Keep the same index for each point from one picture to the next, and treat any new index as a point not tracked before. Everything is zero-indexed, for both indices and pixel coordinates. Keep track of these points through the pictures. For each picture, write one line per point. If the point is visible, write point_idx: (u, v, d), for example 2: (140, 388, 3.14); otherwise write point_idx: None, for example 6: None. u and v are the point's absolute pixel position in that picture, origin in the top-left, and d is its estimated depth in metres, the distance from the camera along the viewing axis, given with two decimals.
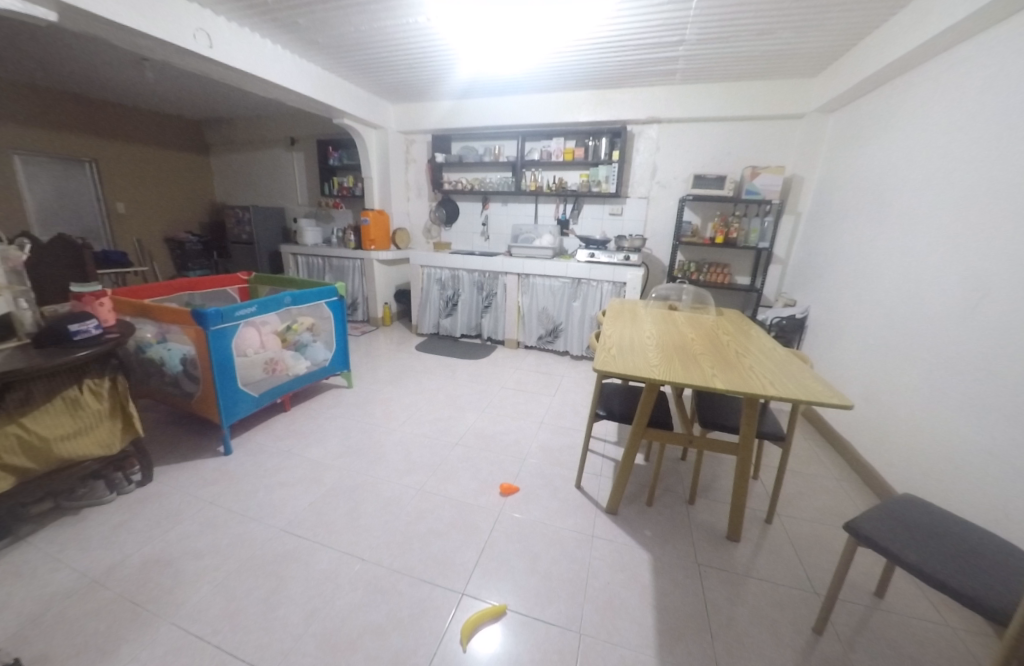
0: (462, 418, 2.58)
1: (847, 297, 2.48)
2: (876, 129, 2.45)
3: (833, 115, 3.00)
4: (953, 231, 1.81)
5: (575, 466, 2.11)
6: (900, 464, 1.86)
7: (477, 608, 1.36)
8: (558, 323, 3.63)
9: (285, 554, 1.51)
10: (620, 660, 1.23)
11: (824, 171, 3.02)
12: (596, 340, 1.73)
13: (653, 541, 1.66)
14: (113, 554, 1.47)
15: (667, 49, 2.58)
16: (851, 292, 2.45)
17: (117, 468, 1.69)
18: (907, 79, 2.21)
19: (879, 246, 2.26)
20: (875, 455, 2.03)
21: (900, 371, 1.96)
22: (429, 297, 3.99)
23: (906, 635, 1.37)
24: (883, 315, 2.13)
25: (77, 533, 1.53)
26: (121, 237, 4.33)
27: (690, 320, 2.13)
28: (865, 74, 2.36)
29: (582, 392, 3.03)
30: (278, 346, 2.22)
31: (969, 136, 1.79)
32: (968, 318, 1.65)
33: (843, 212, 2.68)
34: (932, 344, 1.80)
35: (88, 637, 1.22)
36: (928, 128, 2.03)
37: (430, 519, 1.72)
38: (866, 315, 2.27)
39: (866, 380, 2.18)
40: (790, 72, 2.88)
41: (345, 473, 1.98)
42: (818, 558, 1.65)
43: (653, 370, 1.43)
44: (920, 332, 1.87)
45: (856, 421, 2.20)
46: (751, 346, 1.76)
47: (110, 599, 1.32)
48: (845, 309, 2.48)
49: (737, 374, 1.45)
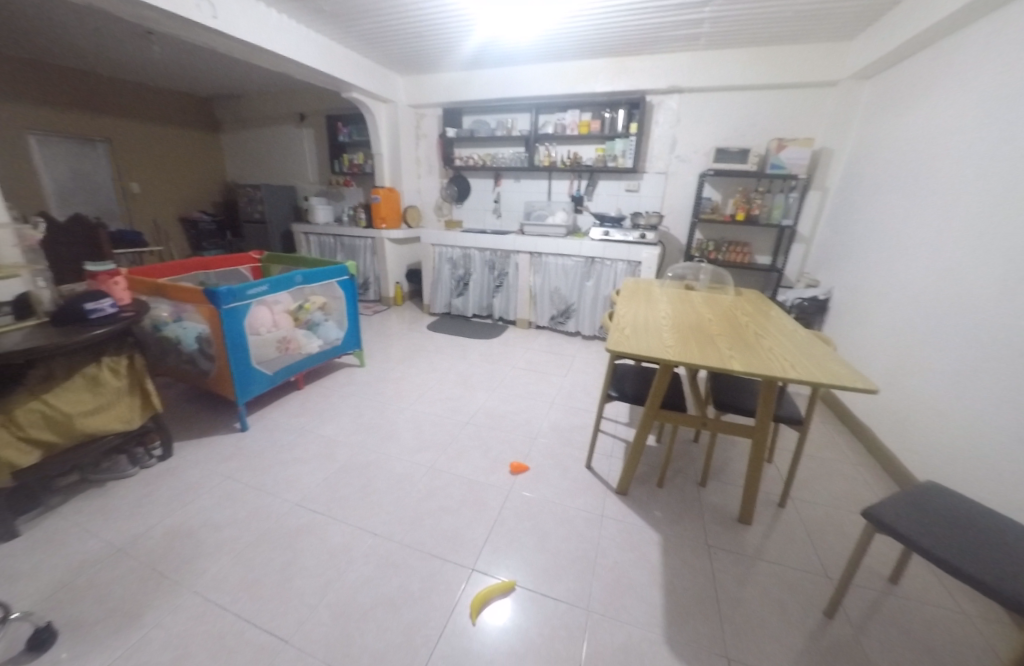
0: (473, 397, 2.58)
1: (874, 277, 2.37)
2: (914, 95, 2.29)
3: (867, 81, 2.81)
4: (994, 204, 1.69)
5: (585, 446, 2.10)
6: (923, 449, 1.80)
7: (486, 583, 1.38)
8: (570, 303, 3.58)
9: (300, 528, 1.55)
10: (627, 638, 1.24)
11: (856, 142, 2.85)
12: (609, 320, 1.69)
13: (663, 522, 1.66)
14: (136, 525, 1.52)
15: (690, 11, 2.43)
16: (878, 271, 2.34)
17: (139, 443, 1.74)
18: (952, 39, 2.04)
19: (912, 222, 2.14)
20: (896, 440, 1.97)
21: (927, 353, 1.88)
22: (440, 276, 3.97)
23: (921, 621, 1.35)
24: (913, 295, 2.03)
25: (102, 504, 1.59)
26: (137, 216, 4.38)
27: (707, 300, 2.07)
28: (906, 33, 2.19)
29: (594, 373, 3.00)
30: (290, 325, 2.24)
31: (1019, 99, 1.65)
32: (1007, 298, 1.56)
33: (874, 186, 2.54)
34: (965, 326, 1.71)
35: (115, 602, 1.27)
36: (973, 92, 1.88)
37: (440, 496, 1.74)
38: (894, 295, 2.17)
39: (891, 363, 2.10)
40: (823, 35, 2.69)
41: (357, 450, 2.01)
42: (832, 542, 1.63)
43: (667, 351, 1.38)
44: (953, 312, 1.78)
45: (878, 405, 2.14)
46: (772, 327, 1.69)
47: (135, 567, 1.38)
48: (871, 290, 2.37)
49: (755, 355, 1.40)
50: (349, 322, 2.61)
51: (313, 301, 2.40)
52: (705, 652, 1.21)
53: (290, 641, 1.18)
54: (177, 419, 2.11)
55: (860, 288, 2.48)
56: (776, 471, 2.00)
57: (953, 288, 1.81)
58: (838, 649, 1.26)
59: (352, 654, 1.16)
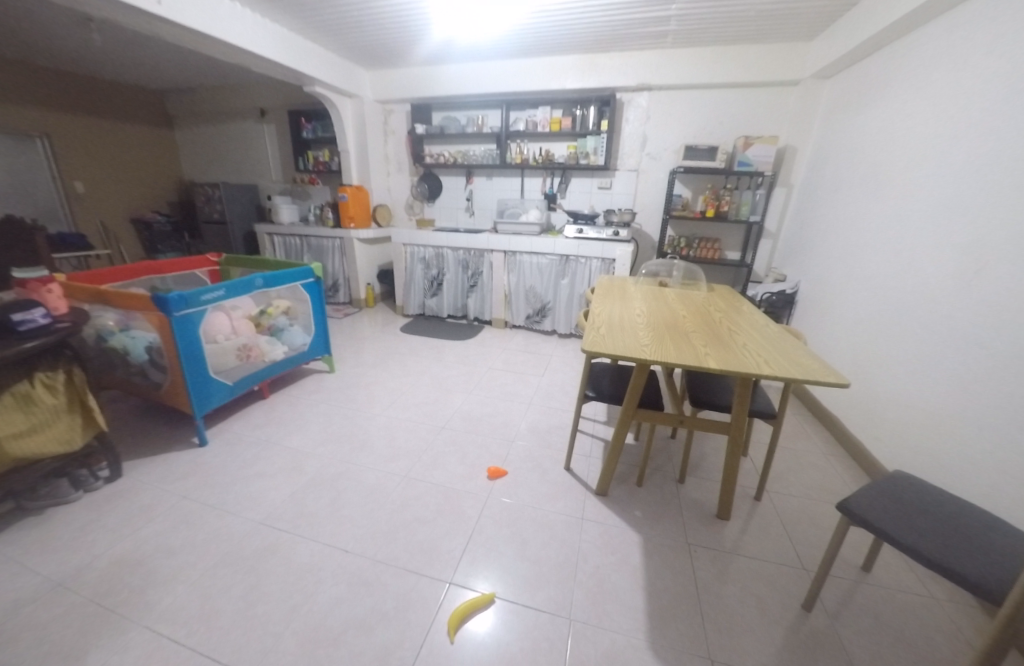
0: (449, 401, 2.52)
1: (838, 271, 2.43)
2: (874, 93, 2.35)
3: (829, 81, 2.88)
4: (952, 200, 1.75)
5: (564, 447, 2.08)
6: (890, 438, 1.85)
7: (465, 597, 1.32)
8: (546, 301, 3.55)
9: (265, 548, 1.46)
10: (611, 644, 1.21)
11: (819, 140, 2.92)
12: (584, 319, 1.66)
13: (643, 522, 1.64)
14: (80, 555, 1.40)
15: (658, 9, 2.42)
16: (843, 266, 2.40)
17: (83, 465, 1.60)
18: (909, 39, 2.10)
19: (874, 217, 2.20)
20: (864, 429, 2.03)
21: (891, 345, 1.93)
22: (413, 276, 3.87)
23: (893, 608, 1.38)
24: (876, 288, 2.09)
25: (40, 535, 1.46)
26: (83, 218, 4.09)
27: (681, 296, 2.06)
28: (865, 33, 2.24)
29: (571, 372, 2.99)
30: (252, 331, 2.11)
31: (974, 97, 1.71)
32: (965, 291, 1.61)
33: (837, 183, 2.61)
34: (925, 318, 1.77)
35: (54, 645, 1.16)
36: (929, 91, 1.94)
37: (416, 507, 1.67)
38: (858, 289, 2.23)
39: (856, 355, 2.16)
40: (786, 34, 2.74)
41: (327, 462, 1.92)
42: (806, 533, 1.65)
43: (644, 350, 1.36)
44: (915, 304, 1.83)
45: (845, 396, 2.20)
46: (744, 322, 1.70)
47: (78, 602, 1.26)
48: (835, 284, 2.44)
49: (731, 351, 1.39)
50: (317, 326, 2.49)
51: (276, 305, 2.28)
52: (689, 655, 1.19)
53: None
54: (128, 436, 1.96)
55: (826, 282, 2.54)
56: (751, 464, 2.03)
57: (914, 281, 1.86)
58: (817, 641, 1.27)
59: None
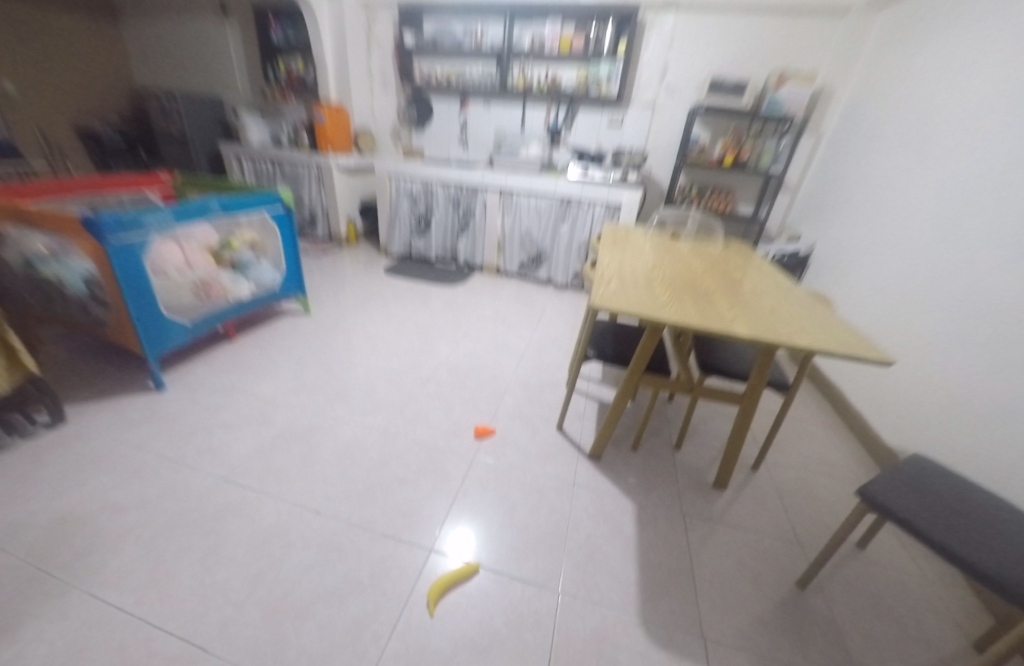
0: (435, 351, 2.35)
1: (863, 232, 2.24)
2: (937, 24, 2.03)
3: (881, 9, 2.52)
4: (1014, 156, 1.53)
5: (556, 406, 1.96)
6: (899, 414, 1.77)
7: (447, 567, 1.23)
8: (542, 248, 3.32)
9: (227, 508, 1.33)
10: (601, 621, 1.13)
11: (860, 82, 2.62)
12: (591, 270, 1.47)
13: (638, 489, 1.56)
14: (14, 511, 1.25)
15: None
16: (867, 226, 2.22)
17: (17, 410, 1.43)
18: None
19: (915, 173, 1.97)
20: (870, 402, 1.94)
21: (915, 316, 1.80)
22: (398, 213, 3.55)
23: (887, 588, 1.34)
24: (904, 253, 1.92)
25: None
26: (18, 125, 3.57)
27: (696, 250, 1.86)
28: None
29: (565, 326, 2.83)
30: (210, 265, 1.87)
31: None
32: (1015, 261, 1.45)
33: (875, 132, 2.35)
34: (957, 288, 1.62)
35: None
36: (1009, 21, 1.65)
37: (396, 466, 1.54)
38: (883, 252, 2.06)
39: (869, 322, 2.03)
40: None
41: (300, 414, 1.76)
42: (803, 506, 1.60)
43: (663, 309, 1.18)
44: (950, 274, 1.67)
45: (852, 367, 2.10)
46: (767, 283, 1.53)
47: (10, 564, 1.12)
48: (857, 245, 2.26)
49: (759, 316, 1.22)
50: (286, 260, 2.26)
51: (240, 235, 2.00)
52: (682, 633, 1.13)
53: (210, 649, 1.00)
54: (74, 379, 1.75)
55: (847, 243, 2.36)
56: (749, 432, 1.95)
57: (952, 246, 1.68)
58: (811, 621, 1.22)
59: (287, 660, 0.99)
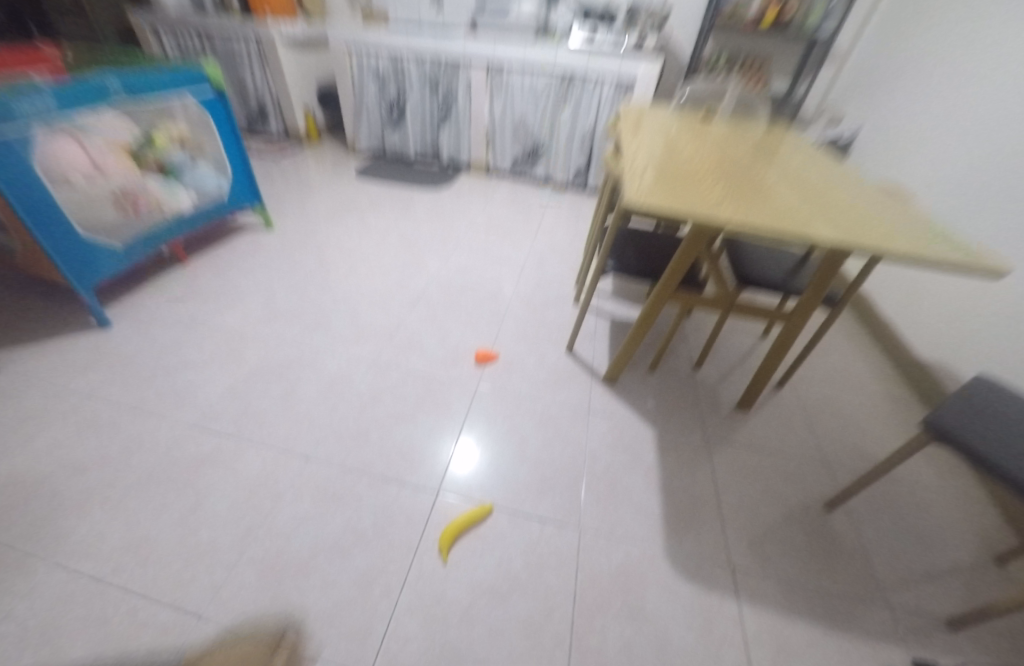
0: (424, 266, 2.08)
1: (927, 105, 1.87)
2: None
3: None
4: None
5: (563, 325, 1.77)
6: (947, 327, 1.62)
7: (459, 510, 1.12)
8: (538, 140, 2.88)
9: (203, 460, 1.19)
10: (626, 558, 1.06)
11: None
12: (621, 161, 1.16)
13: (657, 414, 1.44)
14: None
15: None
16: (932, 97, 1.85)
17: None
18: None
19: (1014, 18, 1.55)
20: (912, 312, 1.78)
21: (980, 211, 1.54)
22: (365, 100, 2.98)
23: (913, 504, 1.30)
24: (976, 127, 1.60)
25: None
26: None
27: (736, 137, 1.54)
28: None
29: (566, 232, 2.54)
30: (129, 168, 1.56)
31: None
32: None
33: None
34: None
35: None
36: None
37: (390, 400, 1.39)
38: (953, 130, 1.72)
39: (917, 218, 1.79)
40: None
41: (276, 347, 1.56)
42: (829, 425, 1.53)
43: (722, 211, 0.93)
44: None
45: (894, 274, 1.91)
46: (828, 177, 1.25)
47: None
48: (918, 123, 1.90)
49: (836, 218, 0.98)
50: (231, 161, 1.95)
51: (165, 131, 1.71)
52: (709, 563, 1.08)
53: (203, 616, 0.91)
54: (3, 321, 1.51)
55: (901, 121, 2.01)
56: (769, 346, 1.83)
57: None
58: (837, 543, 1.19)
59: (290, 622, 0.91)
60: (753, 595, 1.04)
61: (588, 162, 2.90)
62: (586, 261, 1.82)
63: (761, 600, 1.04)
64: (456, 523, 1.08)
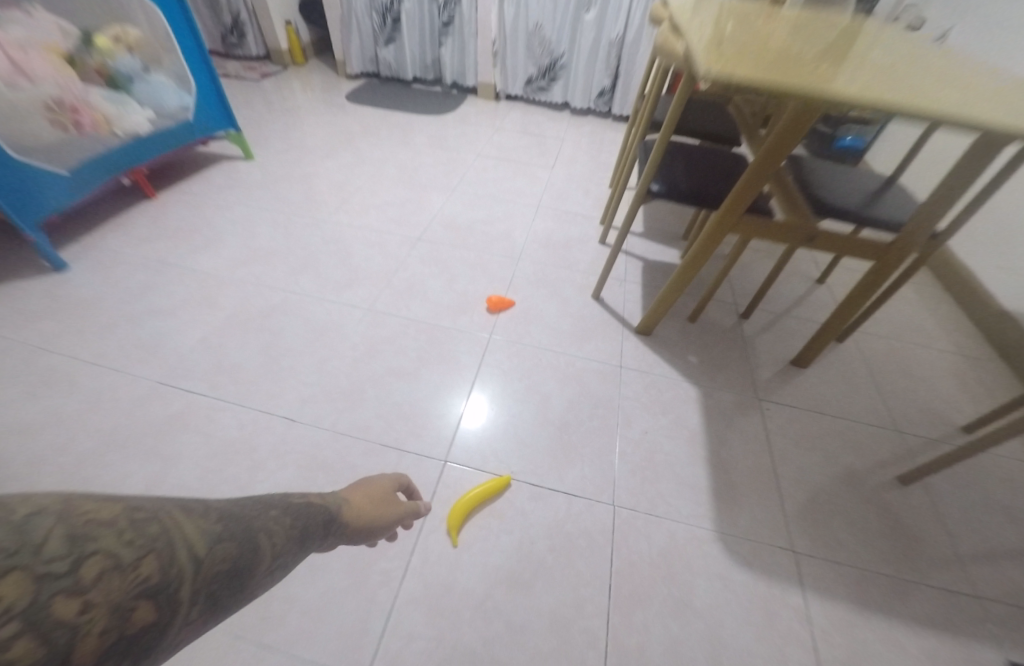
0: (427, 200, 1.81)
1: None
2: None
3: None
4: None
5: (587, 268, 1.53)
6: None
7: (471, 481, 0.95)
8: (556, 53, 2.48)
9: (172, 421, 1.03)
10: (669, 539, 0.89)
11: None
12: (685, 40, 0.88)
13: (699, 371, 1.24)
14: None
15: None
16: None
17: None
18: None
19: None
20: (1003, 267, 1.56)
21: None
22: (355, 7, 2.56)
23: (1000, 478, 1.11)
24: None
25: None
26: None
27: (821, 21, 1.21)
28: None
29: (588, 163, 2.22)
30: (60, 72, 1.32)
31: None
32: None
33: None
34: None
35: None
36: None
37: (388, 352, 1.19)
38: None
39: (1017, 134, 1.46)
40: None
41: (256, 292, 1.35)
42: (897, 384, 1.32)
43: (840, 93, 0.67)
44: None
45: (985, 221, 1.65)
46: (958, 65, 0.95)
47: None
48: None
49: (993, 107, 0.71)
50: (198, 79, 1.68)
51: (111, 34, 1.48)
52: (765, 546, 0.91)
53: None
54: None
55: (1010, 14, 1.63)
56: (826, 295, 1.59)
57: None
58: (913, 522, 1.01)
59: (270, 614, 0.77)
60: (819, 584, 0.88)
61: (613, 81, 2.52)
62: (617, 192, 1.55)
63: (829, 590, 0.88)
64: (467, 501, 0.90)
